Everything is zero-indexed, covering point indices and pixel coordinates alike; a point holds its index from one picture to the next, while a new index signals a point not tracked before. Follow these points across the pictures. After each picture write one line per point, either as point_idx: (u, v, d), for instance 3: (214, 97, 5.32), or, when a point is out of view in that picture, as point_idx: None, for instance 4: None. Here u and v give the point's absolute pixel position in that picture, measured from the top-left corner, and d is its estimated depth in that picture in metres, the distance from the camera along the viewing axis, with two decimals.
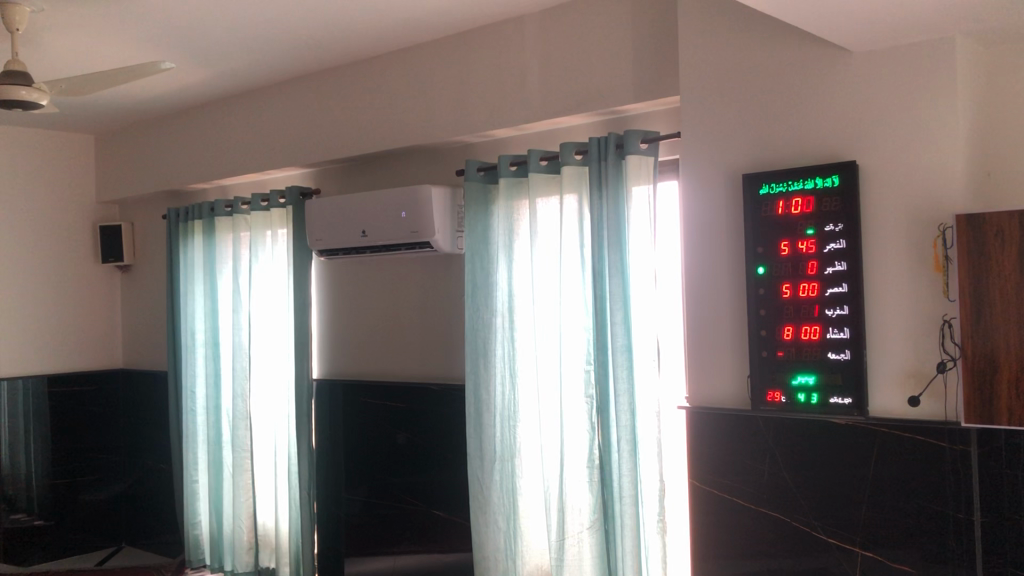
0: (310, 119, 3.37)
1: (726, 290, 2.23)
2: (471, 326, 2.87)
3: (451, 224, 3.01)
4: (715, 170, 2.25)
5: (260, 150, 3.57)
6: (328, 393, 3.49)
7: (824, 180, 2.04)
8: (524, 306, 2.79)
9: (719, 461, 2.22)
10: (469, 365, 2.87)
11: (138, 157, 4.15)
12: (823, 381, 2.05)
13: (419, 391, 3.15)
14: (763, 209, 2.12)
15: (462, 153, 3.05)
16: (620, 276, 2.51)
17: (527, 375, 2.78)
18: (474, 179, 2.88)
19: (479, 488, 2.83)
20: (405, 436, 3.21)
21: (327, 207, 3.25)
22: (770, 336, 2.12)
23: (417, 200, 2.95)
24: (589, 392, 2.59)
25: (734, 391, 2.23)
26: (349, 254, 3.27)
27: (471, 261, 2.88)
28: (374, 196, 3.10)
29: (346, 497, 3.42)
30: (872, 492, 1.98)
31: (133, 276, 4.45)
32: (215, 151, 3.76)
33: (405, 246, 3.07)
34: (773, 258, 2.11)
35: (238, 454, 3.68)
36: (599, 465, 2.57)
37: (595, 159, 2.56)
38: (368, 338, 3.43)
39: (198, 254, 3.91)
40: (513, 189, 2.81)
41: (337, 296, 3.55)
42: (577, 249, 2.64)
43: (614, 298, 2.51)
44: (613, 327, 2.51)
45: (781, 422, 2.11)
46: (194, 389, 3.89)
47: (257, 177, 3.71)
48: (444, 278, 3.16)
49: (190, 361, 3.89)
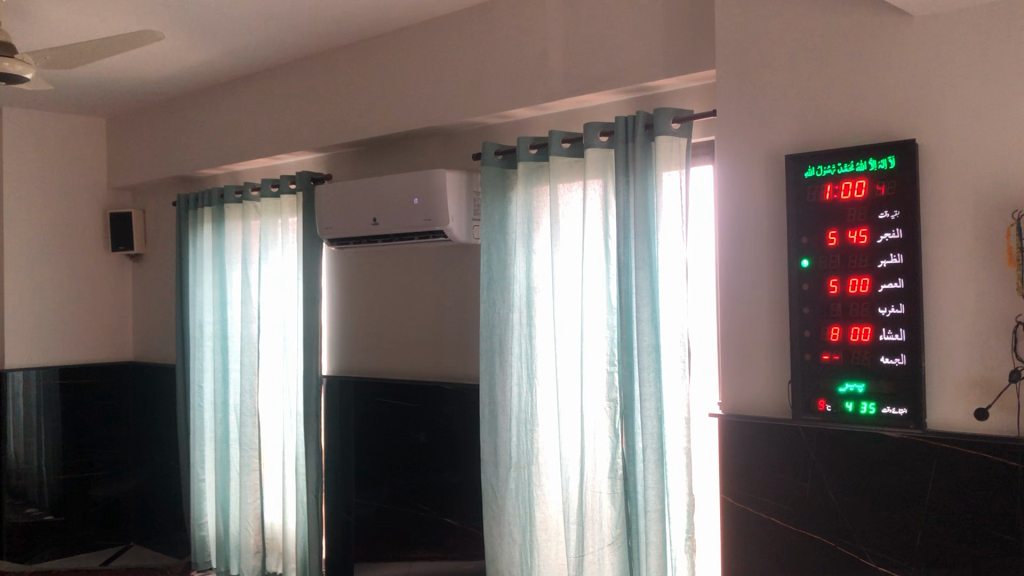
0: (321, 99, 3.18)
1: (764, 284, 2.00)
2: (485, 322, 2.66)
3: (466, 213, 2.80)
4: (754, 152, 2.02)
5: (270, 133, 3.38)
6: (339, 392, 3.30)
7: (878, 162, 1.80)
8: (543, 303, 2.57)
9: (754, 475, 1.99)
10: (484, 364, 2.66)
11: (149, 142, 3.99)
12: (874, 389, 1.82)
13: (433, 391, 2.95)
14: (808, 194, 1.89)
15: (480, 135, 2.84)
16: (647, 270, 2.29)
17: (547, 377, 2.57)
18: (491, 164, 2.67)
19: (494, 498, 2.63)
20: (416, 438, 3.01)
21: (338, 193, 3.06)
22: (814, 337, 1.89)
23: (430, 187, 2.75)
24: (612, 396, 2.37)
25: (772, 398, 1.99)
26: (360, 244, 3.08)
27: (487, 251, 2.67)
28: (386, 181, 2.90)
29: (357, 503, 3.24)
30: (929, 516, 1.74)
31: (144, 266, 4.30)
32: (226, 136, 3.58)
33: (418, 235, 2.88)
34: (819, 249, 1.88)
35: (245, 453, 3.50)
36: (623, 476, 2.35)
37: (622, 140, 2.34)
38: (380, 334, 3.23)
39: (207, 243, 3.74)
40: (533, 174, 2.60)
41: (349, 289, 3.36)
42: (601, 239, 2.42)
43: (640, 293, 2.29)
44: (639, 325, 2.29)
45: (825, 434, 1.87)
46: (202, 384, 3.72)
47: (267, 162, 3.52)
48: (460, 270, 2.95)
49: (198, 354, 3.73)
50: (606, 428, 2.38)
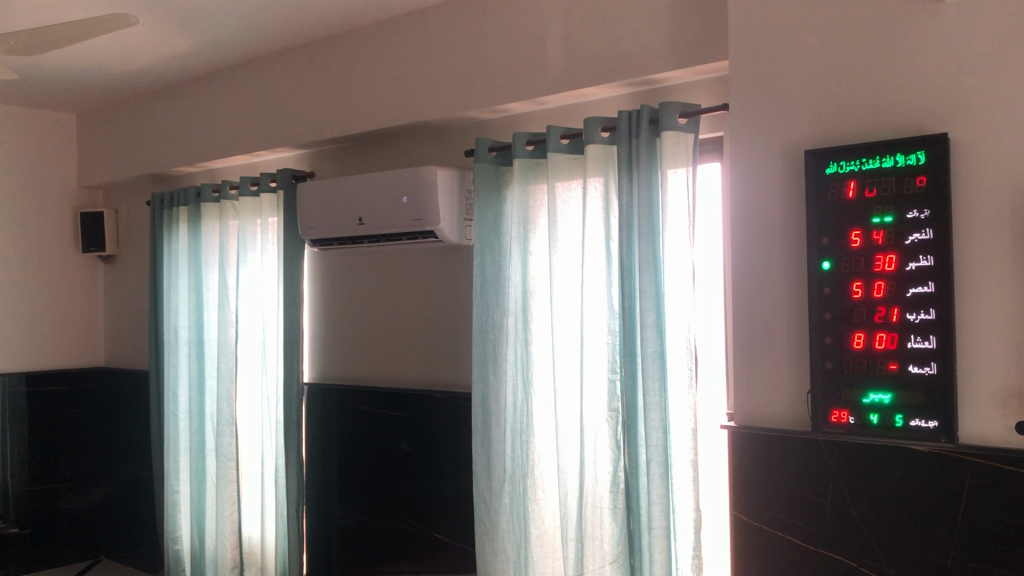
0: (305, 93, 3.03)
1: (780, 288, 1.88)
2: (479, 326, 2.53)
3: (457, 212, 2.67)
4: (769, 147, 1.90)
5: (250, 128, 3.24)
6: (321, 401, 3.15)
7: (906, 158, 1.68)
8: (540, 307, 2.44)
9: (771, 491, 1.87)
10: (477, 371, 2.53)
11: (122, 138, 3.82)
12: (901, 400, 1.70)
13: (421, 399, 2.81)
14: (829, 192, 1.78)
15: (471, 131, 2.71)
16: (652, 273, 2.17)
17: (544, 386, 2.44)
18: (485, 160, 2.54)
19: (487, 513, 2.49)
20: (401, 448, 2.88)
21: (321, 191, 2.92)
22: (836, 345, 1.78)
23: (420, 185, 2.61)
24: (614, 405, 2.24)
25: (789, 409, 1.87)
26: (344, 244, 2.94)
27: (481, 253, 2.54)
28: (372, 179, 2.76)
29: (339, 518, 3.09)
30: (962, 537, 1.62)
31: (116, 268, 4.12)
32: (203, 131, 3.43)
33: (406, 236, 2.74)
34: (842, 251, 1.77)
35: (222, 464, 3.34)
36: (625, 490, 2.22)
37: (625, 136, 2.22)
38: (364, 339, 3.09)
39: (183, 243, 3.58)
40: (529, 171, 2.47)
41: (332, 292, 3.21)
42: (602, 240, 2.29)
43: (645, 297, 2.17)
44: (643, 331, 2.16)
45: (848, 448, 1.75)
46: (177, 392, 3.56)
47: (246, 159, 3.37)
48: (450, 272, 2.82)
49: (173, 360, 3.56)
50: (607, 440, 2.25)
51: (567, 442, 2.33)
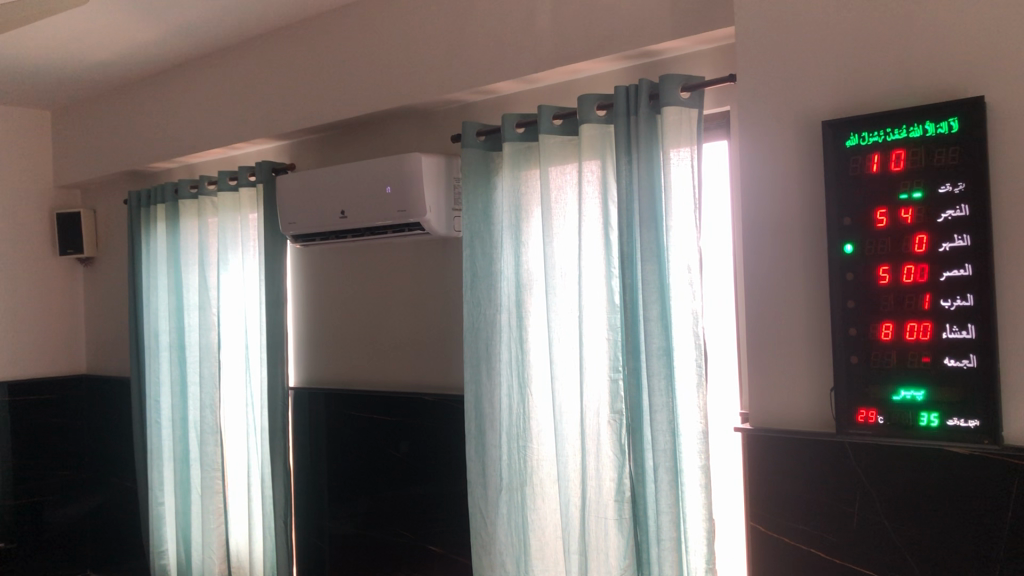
0: (282, 80, 2.86)
1: (798, 275, 1.70)
2: (470, 324, 2.35)
3: (445, 202, 2.49)
4: (781, 120, 1.72)
5: (227, 119, 3.06)
6: (308, 405, 2.98)
7: (937, 126, 1.51)
8: (535, 301, 2.27)
9: (791, 500, 1.69)
10: (469, 373, 2.36)
11: (98, 135, 3.64)
12: (936, 397, 1.52)
13: (413, 402, 2.64)
14: (850, 168, 1.60)
15: (458, 116, 2.53)
16: (656, 262, 1.99)
17: (541, 387, 2.26)
18: (473, 146, 2.36)
19: (483, 525, 2.32)
20: (396, 450, 2.69)
21: (302, 183, 2.74)
22: (862, 336, 1.60)
23: (404, 174, 2.44)
24: (617, 407, 2.06)
25: (810, 409, 1.69)
26: (327, 240, 2.76)
27: (471, 245, 2.36)
28: (354, 169, 2.59)
29: (330, 529, 2.91)
30: (1009, 550, 1.44)
31: (96, 270, 3.94)
32: (179, 125, 3.25)
33: (391, 229, 2.56)
34: (866, 232, 1.59)
35: (206, 475, 3.16)
36: (631, 499, 2.04)
37: (623, 113, 2.05)
38: (350, 339, 2.92)
39: (161, 243, 3.40)
40: (520, 156, 2.30)
41: (316, 291, 3.03)
42: (601, 228, 2.11)
43: (648, 288, 1.99)
44: (647, 326, 1.98)
45: (877, 451, 1.57)
46: (159, 399, 3.39)
47: (225, 152, 3.20)
48: (439, 267, 2.64)
49: (154, 365, 3.39)
50: (610, 445, 2.07)
51: (567, 448, 2.15)
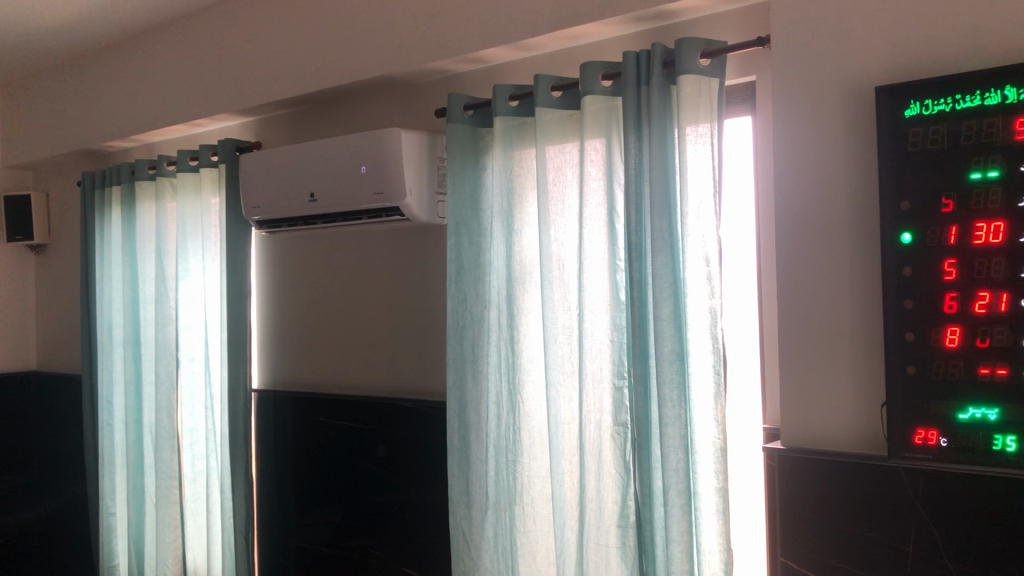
0: (247, 48, 2.58)
1: (841, 269, 1.45)
2: (454, 322, 2.09)
3: (427, 186, 2.23)
4: (824, 87, 1.47)
5: (187, 94, 2.77)
6: (274, 409, 2.71)
7: (1018, 92, 1.25)
8: (529, 296, 2.00)
9: (830, 534, 1.44)
10: (452, 377, 2.09)
11: (48, 111, 3.34)
12: (1013, 417, 1.26)
13: (388, 409, 2.37)
14: (908, 142, 1.35)
15: (442, 90, 2.27)
16: (669, 253, 1.73)
17: (534, 394, 2.00)
18: (460, 121, 2.10)
19: (466, 548, 2.06)
20: (373, 453, 2.41)
21: (268, 162, 2.47)
22: (921, 342, 1.34)
23: (382, 153, 2.17)
24: (621, 419, 1.81)
25: (854, 426, 1.44)
26: (296, 226, 2.49)
27: (456, 233, 2.09)
28: (326, 147, 2.32)
29: (296, 545, 2.65)
30: None
31: (48, 259, 3.64)
32: (135, 100, 2.96)
33: (367, 214, 2.30)
34: (928, 218, 1.33)
35: (161, 483, 2.88)
36: (635, 524, 1.79)
37: (632, 83, 1.79)
38: (320, 337, 2.64)
39: (116, 230, 3.12)
40: (513, 133, 2.04)
41: (282, 283, 2.76)
42: (605, 215, 1.86)
43: (659, 283, 1.73)
44: (658, 326, 1.73)
45: (939, 481, 1.32)
46: (111, 400, 3.10)
47: (186, 130, 2.91)
48: (419, 257, 2.38)
49: (107, 362, 3.11)
50: (613, 462, 1.81)
51: (562, 465, 1.89)
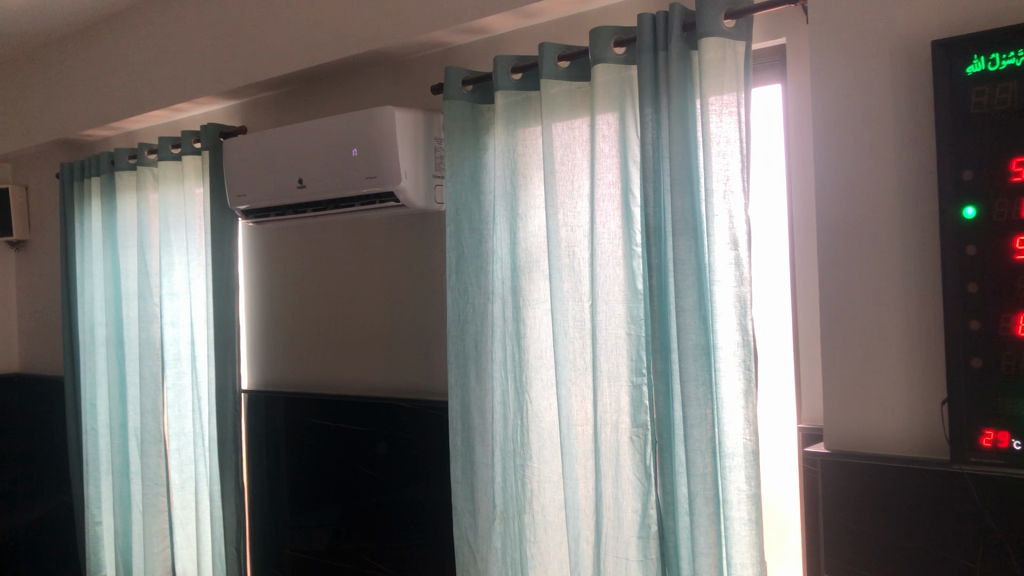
0: (227, 26, 2.40)
1: (892, 251, 1.29)
2: (455, 316, 1.92)
3: (424, 169, 2.06)
4: (868, 44, 1.30)
5: (165, 77, 2.60)
6: (264, 412, 2.55)
7: None
8: (537, 287, 1.84)
9: (881, 548, 1.27)
10: (454, 375, 1.93)
11: (22, 100, 3.16)
12: None
13: (386, 410, 2.21)
14: (970, 103, 1.18)
15: (438, 65, 2.10)
16: (692, 237, 1.57)
17: (543, 392, 1.84)
18: (457, 96, 1.93)
19: (472, 560, 1.90)
20: (370, 458, 2.25)
21: (251, 147, 2.30)
22: (988, 332, 1.18)
23: (373, 134, 2.00)
24: (642, 419, 1.64)
25: (909, 427, 1.28)
26: (284, 215, 2.33)
27: (456, 218, 1.92)
28: (313, 129, 2.15)
29: (290, 555, 2.49)
30: None
31: (29, 255, 3.47)
32: (112, 85, 2.79)
33: (359, 201, 2.14)
34: (995, 190, 1.16)
35: (148, 491, 2.72)
36: (658, 535, 1.63)
37: (648, 49, 1.62)
38: (312, 332, 2.48)
39: (96, 224, 2.95)
40: (516, 109, 1.87)
41: (271, 276, 2.59)
42: (619, 196, 1.69)
43: (682, 269, 1.57)
44: (680, 317, 1.57)
45: (1012, 490, 1.15)
46: (94, 403, 2.94)
47: (167, 116, 2.74)
48: (416, 246, 2.21)
49: (90, 363, 2.95)
50: (632, 467, 1.65)
51: (575, 471, 1.73)
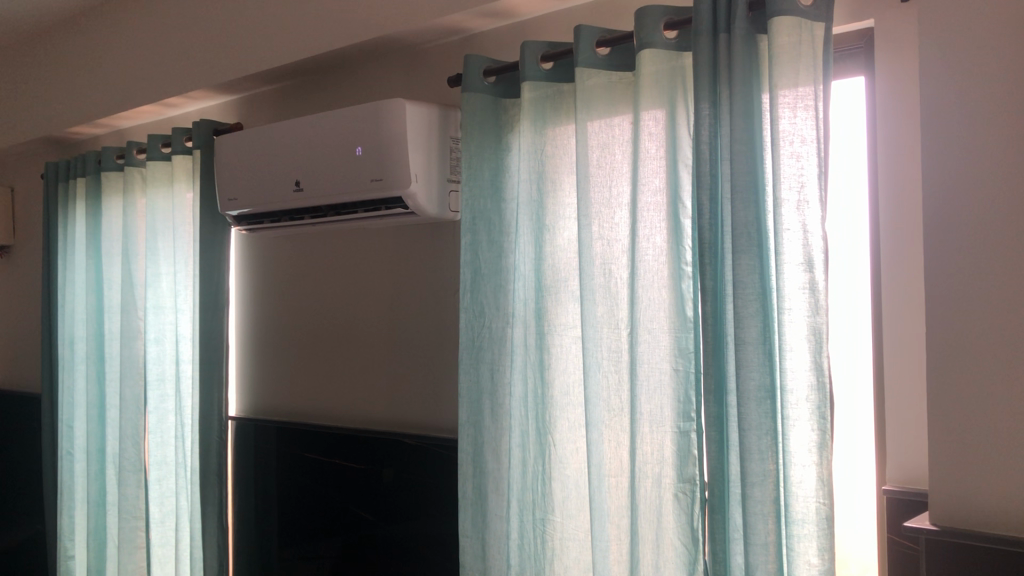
0: (223, 11, 2.16)
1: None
2: (468, 341, 1.66)
3: (438, 172, 1.80)
4: (996, 18, 1.04)
5: (155, 69, 2.36)
6: (253, 444, 2.29)
7: None
8: (565, 311, 1.58)
9: None
10: (465, 412, 1.65)
11: (7, 94, 2.92)
12: None
13: (387, 446, 1.95)
14: None
15: (456, 55, 1.85)
16: (756, 256, 1.31)
17: (569, 434, 1.57)
18: (477, 89, 1.68)
19: None
20: (369, 500, 1.99)
21: (244, 145, 2.05)
22: None
23: (382, 129, 1.75)
24: (690, 472, 1.37)
25: None
26: (279, 221, 2.07)
27: (472, 229, 1.66)
28: (313, 125, 1.90)
29: None
30: None
31: (12, 263, 3.22)
32: (99, 78, 2.55)
33: (362, 207, 1.88)
34: None
35: (125, 525, 2.45)
36: None
37: (706, 30, 1.37)
38: (308, 354, 2.22)
39: (80, 230, 2.71)
40: (546, 103, 1.61)
41: (264, 291, 2.34)
42: (666, 205, 1.43)
43: (743, 295, 1.30)
44: (740, 351, 1.30)
45: None
46: (72, 425, 2.69)
47: (158, 112, 2.50)
48: (427, 260, 1.95)
49: (68, 382, 2.69)
50: (676, 529, 1.38)
51: (606, 529, 1.47)
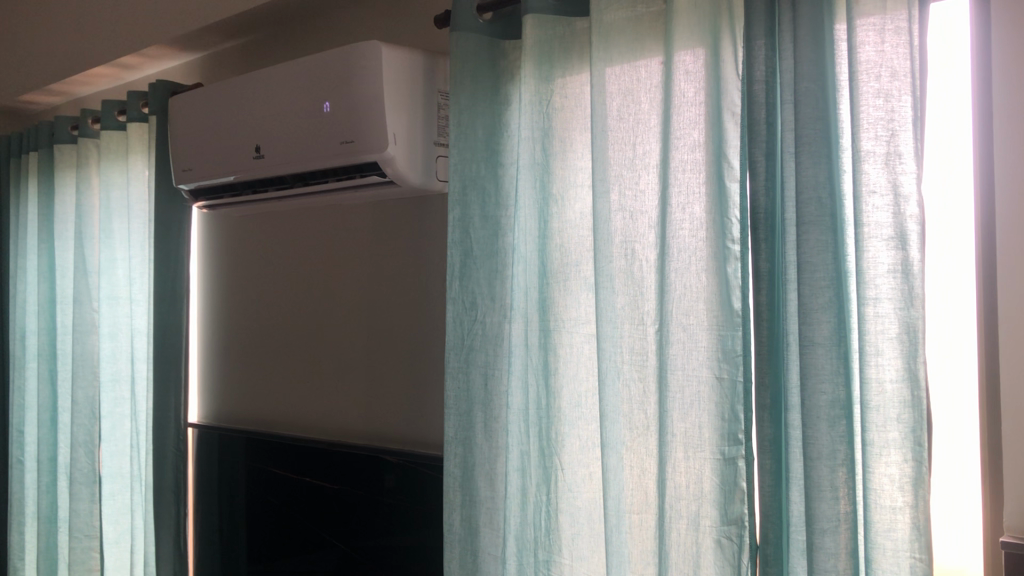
0: None
1: None
2: (456, 340, 1.34)
3: (423, 133, 1.49)
4: None
5: (107, 24, 2.06)
6: (218, 456, 1.98)
7: None
8: (574, 303, 1.27)
9: None
10: (452, 428, 1.34)
11: None
12: None
13: (367, 463, 1.63)
14: None
15: None
16: (828, 229, 0.98)
17: (578, 456, 1.26)
18: (470, 28, 1.37)
19: None
20: (344, 526, 1.68)
21: (198, 107, 1.74)
22: None
23: (353, 81, 1.44)
24: (739, 510, 1.06)
25: None
26: (239, 196, 1.76)
27: (463, 202, 1.34)
28: (274, 79, 1.58)
29: None
30: None
31: None
32: (50, 39, 2.25)
33: (333, 176, 1.57)
34: None
35: (76, 546, 2.15)
36: None
37: None
38: (277, 353, 1.91)
39: (32, 212, 2.41)
40: (553, 42, 1.29)
41: (230, 280, 2.03)
42: (706, 165, 1.10)
43: (811, 281, 0.98)
44: (807, 356, 0.98)
45: None
46: (22, 431, 2.38)
47: (116, 75, 2.20)
48: (412, 241, 1.64)
49: (18, 381, 2.39)
50: None
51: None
